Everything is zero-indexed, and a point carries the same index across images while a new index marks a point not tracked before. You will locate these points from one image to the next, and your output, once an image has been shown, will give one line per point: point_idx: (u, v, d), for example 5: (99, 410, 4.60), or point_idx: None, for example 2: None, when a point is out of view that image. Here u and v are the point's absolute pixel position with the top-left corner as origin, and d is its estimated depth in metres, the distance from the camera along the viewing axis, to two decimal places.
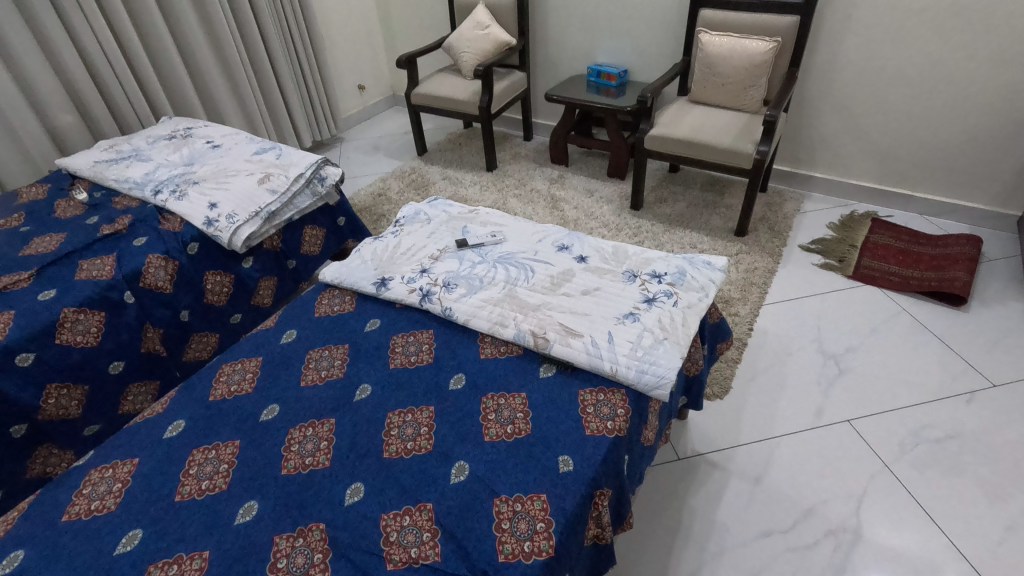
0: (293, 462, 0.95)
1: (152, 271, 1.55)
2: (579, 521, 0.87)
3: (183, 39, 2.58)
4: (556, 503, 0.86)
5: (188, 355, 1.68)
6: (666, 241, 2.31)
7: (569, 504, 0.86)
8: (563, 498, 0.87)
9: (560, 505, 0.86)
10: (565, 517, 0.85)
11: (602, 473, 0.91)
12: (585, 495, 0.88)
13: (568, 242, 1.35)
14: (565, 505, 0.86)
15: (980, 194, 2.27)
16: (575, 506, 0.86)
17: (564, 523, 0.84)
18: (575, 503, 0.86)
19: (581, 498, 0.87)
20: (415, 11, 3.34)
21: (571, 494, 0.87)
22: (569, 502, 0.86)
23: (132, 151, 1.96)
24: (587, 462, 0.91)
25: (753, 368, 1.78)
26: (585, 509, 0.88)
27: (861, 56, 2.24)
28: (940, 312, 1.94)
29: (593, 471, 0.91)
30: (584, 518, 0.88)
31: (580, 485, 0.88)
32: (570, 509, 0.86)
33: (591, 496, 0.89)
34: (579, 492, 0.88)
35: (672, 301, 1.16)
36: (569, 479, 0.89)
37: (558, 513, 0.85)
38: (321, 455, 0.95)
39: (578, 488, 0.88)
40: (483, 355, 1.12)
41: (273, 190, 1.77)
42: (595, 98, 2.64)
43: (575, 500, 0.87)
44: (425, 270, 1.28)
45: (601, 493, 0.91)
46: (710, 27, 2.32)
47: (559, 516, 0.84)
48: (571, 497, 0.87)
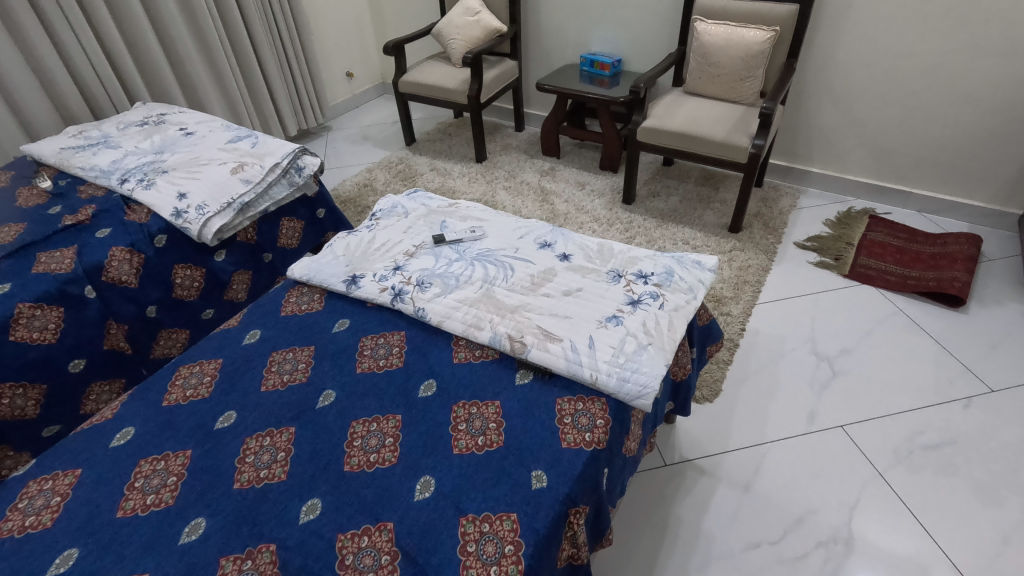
0: (246, 475, 0.88)
1: (115, 265, 1.47)
2: (553, 542, 0.81)
3: (161, 22, 2.48)
4: (528, 523, 0.80)
5: (156, 352, 1.61)
6: (657, 237, 2.24)
7: (542, 525, 0.80)
8: (535, 518, 0.80)
9: (532, 525, 0.80)
10: (538, 540, 0.78)
11: (578, 490, 0.85)
12: (559, 515, 0.82)
13: (551, 240, 1.29)
14: (538, 526, 0.80)
15: (980, 192, 2.21)
16: (549, 527, 0.80)
17: (538, 545, 0.78)
18: (548, 523, 0.80)
19: (556, 518, 0.81)
20: None
21: (545, 514, 0.81)
22: (543, 522, 0.80)
23: (101, 138, 1.87)
24: (563, 478, 0.85)
25: (745, 370, 1.72)
26: (559, 529, 0.82)
27: (862, 47, 2.16)
28: (937, 313, 1.88)
29: (569, 489, 0.84)
30: (558, 539, 0.82)
31: (554, 503, 0.82)
32: (543, 530, 0.79)
33: (566, 514, 0.83)
34: (554, 512, 0.81)
35: (658, 303, 1.10)
36: (543, 497, 0.83)
37: (530, 535, 0.79)
38: (277, 468, 0.89)
39: (552, 506, 0.82)
40: (456, 360, 1.05)
41: (247, 180, 1.70)
42: (587, 88, 2.56)
43: (550, 520, 0.80)
44: (398, 267, 1.21)
45: (578, 510, 0.85)
46: (707, 15, 2.24)
47: (530, 538, 0.78)
48: (544, 517, 0.81)
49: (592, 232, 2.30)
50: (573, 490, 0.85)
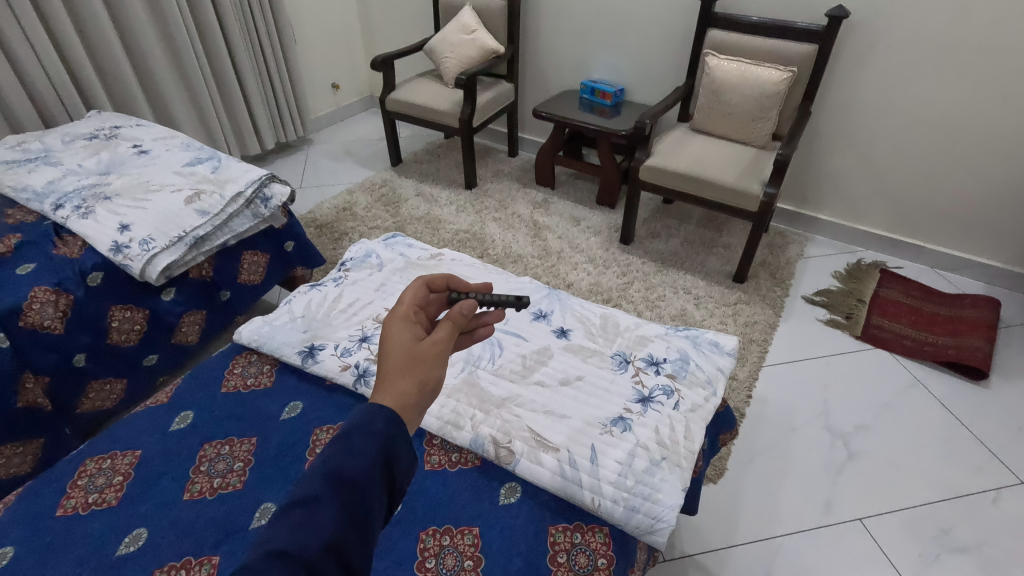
0: None
1: (36, 307, 1.26)
2: (359, 527, 0.49)
3: (125, 22, 2.27)
4: (320, 512, 0.48)
5: (84, 406, 1.39)
6: (657, 284, 2.07)
7: (339, 497, 0.49)
8: (333, 502, 0.49)
9: (315, 523, 0.47)
10: (331, 535, 0.47)
11: (393, 425, 0.55)
12: (371, 483, 0.51)
13: (547, 309, 1.11)
14: (333, 518, 0.48)
15: (998, 251, 2.09)
16: (345, 520, 0.49)
17: (297, 526, 0.46)
18: (325, 468, 0.50)
19: (335, 470, 0.50)
20: (398, 9, 3.07)
21: (331, 477, 0.50)
22: (328, 488, 0.49)
23: (42, 151, 1.66)
24: (367, 421, 0.54)
25: (753, 446, 1.55)
26: (374, 504, 0.51)
27: (880, 94, 2.03)
28: (957, 387, 1.73)
29: (375, 423, 0.54)
30: (375, 526, 0.50)
31: (362, 462, 0.51)
32: (336, 520, 0.48)
33: (381, 475, 0.52)
34: (359, 468, 0.51)
35: (673, 402, 0.92)
36: (334, 445, 0.52)
37: (319, 533, 0.47)
38: None
39: (328, 475, 0.49)
40: (427, 467, 0.86)
41: (203, 211, 1.49)
42: (587, 118, 2.41)
43: (321, 477, 0.50)
44: (366, 338, 1.03)
45: (399, 481, 0.55)
46: (719, 50, 2.11)
47: (314, 527, 0.47)
48: (339, 479, 0.50)
49: (587, 274, 2.13)
50: (381, 426, 0.54)
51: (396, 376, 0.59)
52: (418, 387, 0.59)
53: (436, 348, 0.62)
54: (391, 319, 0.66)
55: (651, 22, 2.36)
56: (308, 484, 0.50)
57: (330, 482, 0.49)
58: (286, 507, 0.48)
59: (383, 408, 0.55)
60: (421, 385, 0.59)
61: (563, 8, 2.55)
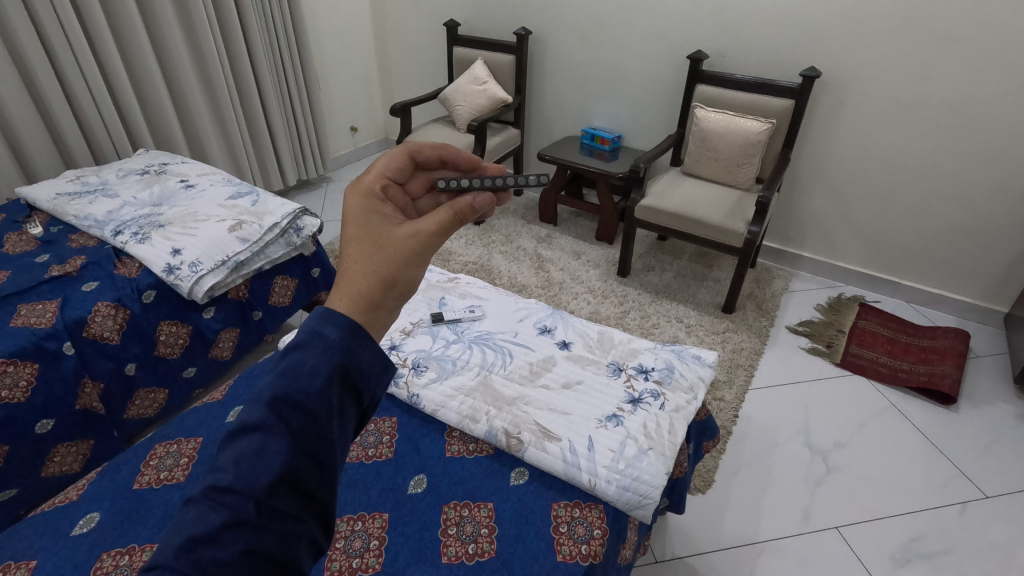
0: (338, 563, 0.84)
1: (98, 320, 1.43)
2: (314, 455, 0.47)
3: (170, 65, 2.40)
4: (269, 444, 0.45)
5: (130, 412, 1.55)
6: (652, 313, 2.24)
7: (288, 426, 0.46)
8: (283, 432, 0.46)
9: (265, 449, 0.45)
10: (283, 468, 0.45)
11: (351, 340, 0.50)
12: (326, 410, 0.47)
13: (551, 324, 1.28)
14: (283, 450, 0.45)
15: (968, 287, 2.25)
16: (296, 451, 0.46)
17: (243, 458, 0.45)
18: (271, 393, 0.47)
19: (281, 394, 0.47)
20: (415, 60, 3.34)
21: (278, 403, 0.46)
22: (273, 415, 0.46)
23: (99, 184, 1.86)
24: (320, 338, 0.49)
25: (739, 461, 1.68)
26: (328, 432, 0.47)
27: (853, 143, 2.24)
28: (928, 410, 1.87)
29: (328, 339, 0.49)
30: (335, 451, 0.48)
31: (312, 385, 0.47)
32: (287, 452, 0.46)
33: (338, 394, 0.49)
34: (309, 393, 0.47)
35: (659, 403, 1.07)
36: (284, 368, 0.48)
37: (269, 469, 0.45)
38: (371, 558, 0.85)
39: (271, 401, 0.46)
40: (449, 454, 1.01)
41: (244, 239, 1.66)
42: (587, 161, 2.62)
43: (265, 403, 0.46)
44: (395, 346, 1.20)
45: (365, 393, 0.52)
46: (707, 103, 2.34)
47: (263, 463, 0.45)
48: (287, 405, 0.46)
49: (587, 303, 2.30)
50: (336, 340, 0.49)
51: (359, 272, 0.55)
52: (385, 286, 0.55)
53: (413, 237, 0.58)
54: (352, 198, 0.62)
55: (646, 76, 2.60)
56: (255, 409, 0.47)
57: (276, 408, 0.46)
58: (234, 433, 0.46)
59: (338, 316, 0.51)
60: (390, 283, 0.56)
61: (567, 62, 2.80)
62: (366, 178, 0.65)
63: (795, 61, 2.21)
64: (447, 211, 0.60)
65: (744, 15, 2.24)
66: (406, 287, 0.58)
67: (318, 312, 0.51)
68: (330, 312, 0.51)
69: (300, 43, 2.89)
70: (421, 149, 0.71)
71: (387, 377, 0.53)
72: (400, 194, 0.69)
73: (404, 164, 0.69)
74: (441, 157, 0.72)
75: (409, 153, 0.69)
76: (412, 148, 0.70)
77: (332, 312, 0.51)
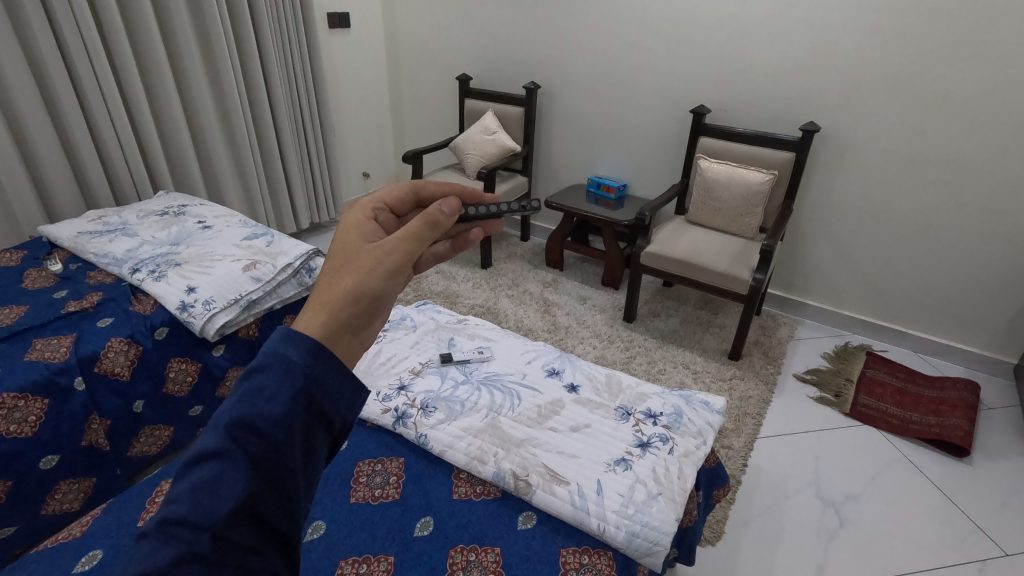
0: None
1: (111, 356, 1.44)
2: (275, 485, 0.44)
3: (194, 112, 2.51)
4: (226, 472, 0.43)
5: (134, 450, 1.54)
6: (658, 358, 2.24)
7: (248, 454, 0.44)
8: (240, 460, 0.44)
9: (221, 480, 0.43)
10: (241, 499, 0.43)
11: (318, 361, 0.48)
12: (287, 437, 0.45)
13: (559, 367, 1.29)
14: (242, 479, 0.43)
15: (975, 337, 2.25)
16: (256, 479, 0.44)
17: (199, 487, 0.42)
18: (229, 418, 0.44)
19: (240, 420, 0.44)
20: (427, 111, 3.48)
21: (236, 428, 0.44)
22: (231, 441, 0.44)
23: (120, 224, 1.91)
24: (283, 359, 0.47)
25: (749, 512, 1.64)
26: (290, 460, 0.45)
27: (853, 195, 2.29)
28: (942, 462, 1.84)
29: (291, 361, 0.47)
30: (297, 481, 0.45)
31: (273, 410, 0.45)
32: (245, 481, 0.43)
33: (303, 420, 0.46)
34: (269, 418, 0.45)
35: (668, 448, 1.07)
36: (243, 392, 0.45)
37: (225, 499, 0.43)
38: None
39: (229, 426, 0.44)
40: (456, 496, 1.00)
41: (258, 278, 1.69)
42: (593, 208, 2.68)
43: (224, 429, 0.44)
44: (403, 386, 1.21)
45: (334, 419, 0.49)
46: (710, 154, 2.42)
47: (220, 493, 0.42)
48: (246, 430, 0.44)
49: (592, 347, 2.30)
50: (299, 361, 0.47)
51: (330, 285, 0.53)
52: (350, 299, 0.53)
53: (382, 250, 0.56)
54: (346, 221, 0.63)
55: (650, 129, 2.69)
56: (213, 436, 0.44)
57: (235, 435, 0.44)
58: (189, 461, 0.44)
59: (301, 336, 0.48)
60: (357, 297, 0.53)
61: (574, 114, 2.91)
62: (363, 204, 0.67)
63: (794, 116, 2.30)
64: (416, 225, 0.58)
65: (744, 73, 2.34)
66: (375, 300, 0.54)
67: (281, 333, 0.49)
68: (294, 332, 0.49)
69: (319, 94, 3.02)
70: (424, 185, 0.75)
71: (360, 401, 0.51)
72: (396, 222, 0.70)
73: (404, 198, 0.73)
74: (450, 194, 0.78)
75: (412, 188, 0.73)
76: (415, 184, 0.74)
77: (296, 332, 0.48)
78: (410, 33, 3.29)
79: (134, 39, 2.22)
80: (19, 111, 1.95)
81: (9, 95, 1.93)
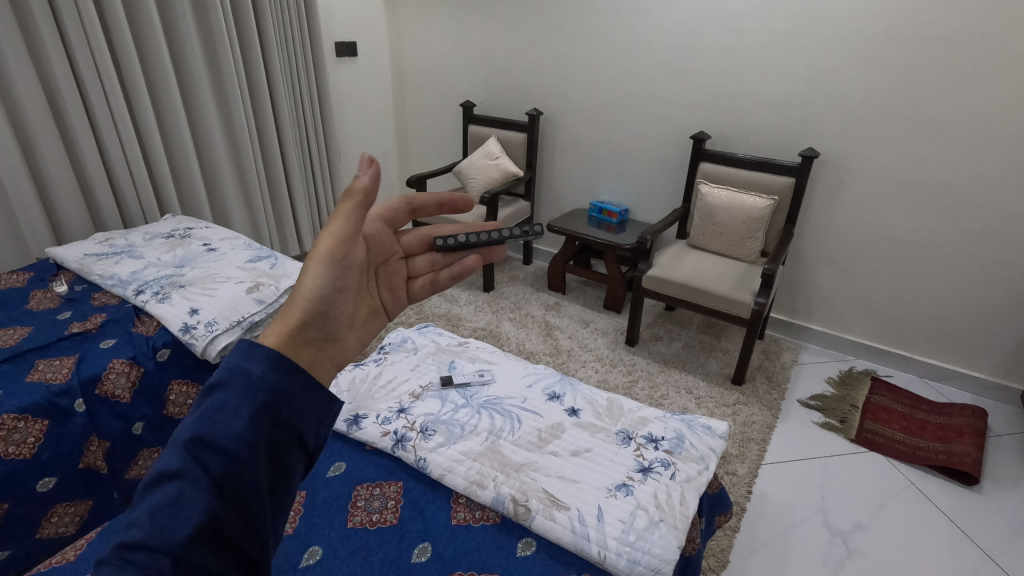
0: None
1: (112, 377, 1.44)
2: (239, 504, 0.44)
3: (202, 136, 2.55)
4: (186, 492, 0.43)
5: (132, 473, 1.53)
6: (661, 383, 2.22)
7: (208, 472, 0.44)
8: (200, 479, 0.44)
9: (180, 501, 0.43)
10: (202, 519, 0.43)
11: (280, 378, 0.49)
12: (250, 453, 0.45)
13: (560, 391, 1.29)
14: (203, 498, 0.43)
15: (980, 363, 2.23)
16: (217, 499, 0.44)
17: (159, 509, 0.42)
18: (188, 437, 0.45)
19: (199, 438, 0.45)
20: (432, 137, 3.53)
21: (195, 446, 0.45)
22: (190, 461, 0.44)
23: (126, 246, 1.93)
24: (245, 375, 0.48)
25: (755, 541, 1.61)
26: (254, 477, 0.45)
27: (853, 220, 2.30)
28: (951, 490, 1.80)
29: (254, 376, 0.48)
30: (261, 498, 0.45)
31: (233, 425, 0.46)
32: (205, 501, 0.43)
33: (265, 436, 0.47)
34: (229, 433, 0.45)
35: (670, 473, 1.06)
36: (204, 410, 0.46)
37: (186, 520, 0.42)
38: None
39: (187, 445, 0.44)
40: (455, 521, 0.98)
41: (261, 300, 1.70)
42: (595, 232, 2.70)
43: (182, 448, 0.45)
44: (403, 409, 1.21)
45: (301, 434, 0.50)
46: (710, 179, 2.44)
47: (180, 514, 0.42)
48: (206, 447, 0.44)
49: (594, 371, 2.29)
50: (263, 377, 0.49)
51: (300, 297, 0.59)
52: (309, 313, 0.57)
53: None
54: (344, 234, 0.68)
55: (651, 155, 2.73)
56: (173, 456, 0.45)
57: (195, 454, 0.44)
58: (150, 484, 0.44)
59: (261, 351, 0.50)
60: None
61: (576, 140, 2.96)
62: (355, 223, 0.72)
63: (793, 143, 2.32)
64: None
65: (743, 100, 2.38)
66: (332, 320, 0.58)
67: (242, 348, 0.50)
68: (254, 344, 0.50)
69: (325, 120, 3.08)
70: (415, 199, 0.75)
71: (330, 417, 0.53)
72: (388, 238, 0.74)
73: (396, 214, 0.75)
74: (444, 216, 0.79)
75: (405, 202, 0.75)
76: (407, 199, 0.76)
77: (255, 344, 0.50)
78: (416, 62, 3.37)
79: (146, 66, 2.28)
80: (31, 135, 2.00)
81: (23, 119, 1.98)
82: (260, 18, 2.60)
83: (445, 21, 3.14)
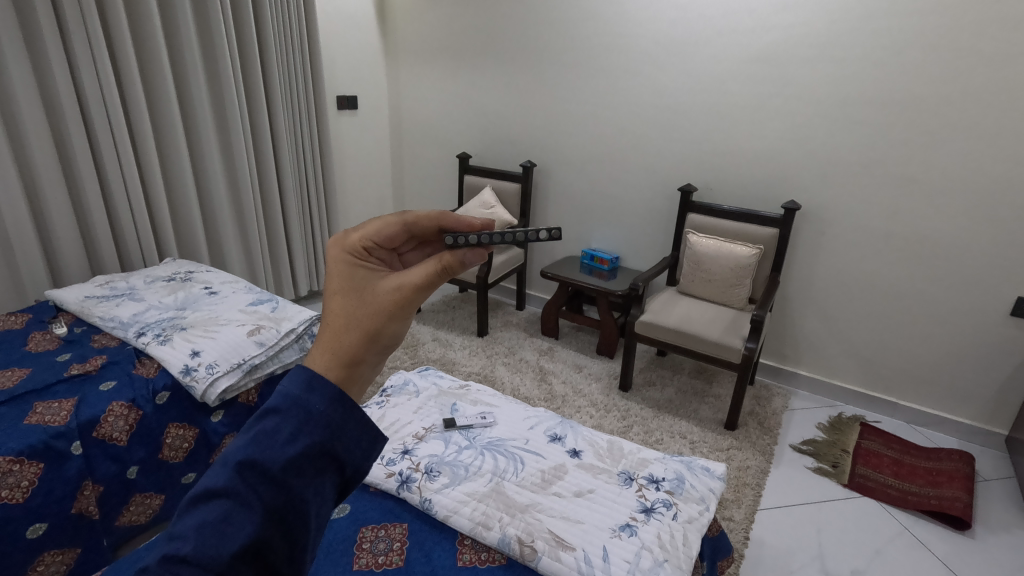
0: None
1: (110, 420, 1.44)
2: (284, 529, 0.46)
3: (205, 182, 2.62)
4: (234, 511, 0.45)
5: (122, 519, 1.50)
6: (655, 428, 2.24)
7: (259, 495, 0.45)
8: (248, 501, 0.45)
9: (228, 520, 0.45)
10: (248, 539, 0.45)
11: (338, 413, 0.49)
12: (302, 481, 0.47)
13: (561, 433, 1.31)
14: (250, 521, 0.45)
15: (964, 409, 2.28)
16: (265, 521, 0.45)
17: (206, 526, 0.44)
18: (241, 458, 0.46)
19: (250, 460, 0.46)
20: (427, 186, 3.64)
21: (247, 468, 0.46)
22: (241, 482, 0.45)
23: (127, 289, 1.95)
24: (302, 405, 0.48)
25: None
26: (300, 505, 0.46)
27: (834, 269, 2.41)
28: (945, 536, 1.82)
29: (310, 408, 0.48)
30: (307, 527, 0.46)
31: (286, 454, 0.46)
32: (254, 522, 0.45)
33: (313, 468, 0.47)
34: (281, 462, 0.46)
35: (672, 513, 1.08)
36: (258, 433, 0.47)
37: (233, 539, 0.44)
38: None
39: (239, 467, 0.45)
40: (460, 563, 0.99)
41: (261, 342, 1.71)
42: (587, 278, 2.77)
43: (233, 469, 0.46)
44: (408, 451, 1.22)
45: (349, 464, 0.50)
46: (698, 230, 2.54)
47: (226, 533, 0.44)
48: (258, 472, 0.46)
49: (589, 416, 2.31)
50: (319, 410, 0.49)
51: (342, 328, 0.53)
52: (368, 341, 0.53)
53: (400, 290, 0.55)
54: (337, 256, 0.57)
55: (640, 205, 2.84)
56: (223, 474, 0.46)
57: (244, 475, 0.45)
58: (198, 497, 0.46)
59: (322, 385, 0.50)
60: (374, 337, 0.53)
61: (568, 191, 3.07)
62: (352, 239, 0.57)
63: (777, 196, 2.45)
64: (432, 264, 0.58)
65: (726, 156, 2.52)
66: (389, 340, 0.55)
67: (300, 375, 0.50)
68: (315, 375, 0.50)
69: (325, 169, 3.17)
70: (417, 221, 0.63)
71: (375, 452, 0.52)
72: (386, 253, 0.62)
73: (395, 237, 0.61)
74: (438, 227, 0.65)
75: (403, 225, 0.61)
76: (408, 219, 0.62)
77: (316, 376, 0.50)
78: (415, 116, 3.51)
79: (155, 115, 2.37)
80: (37, 179, 2.05)
81: (31, 165, 2.04)
82: (267, 75, 2.73)
83: (442, 78, 3.31)
